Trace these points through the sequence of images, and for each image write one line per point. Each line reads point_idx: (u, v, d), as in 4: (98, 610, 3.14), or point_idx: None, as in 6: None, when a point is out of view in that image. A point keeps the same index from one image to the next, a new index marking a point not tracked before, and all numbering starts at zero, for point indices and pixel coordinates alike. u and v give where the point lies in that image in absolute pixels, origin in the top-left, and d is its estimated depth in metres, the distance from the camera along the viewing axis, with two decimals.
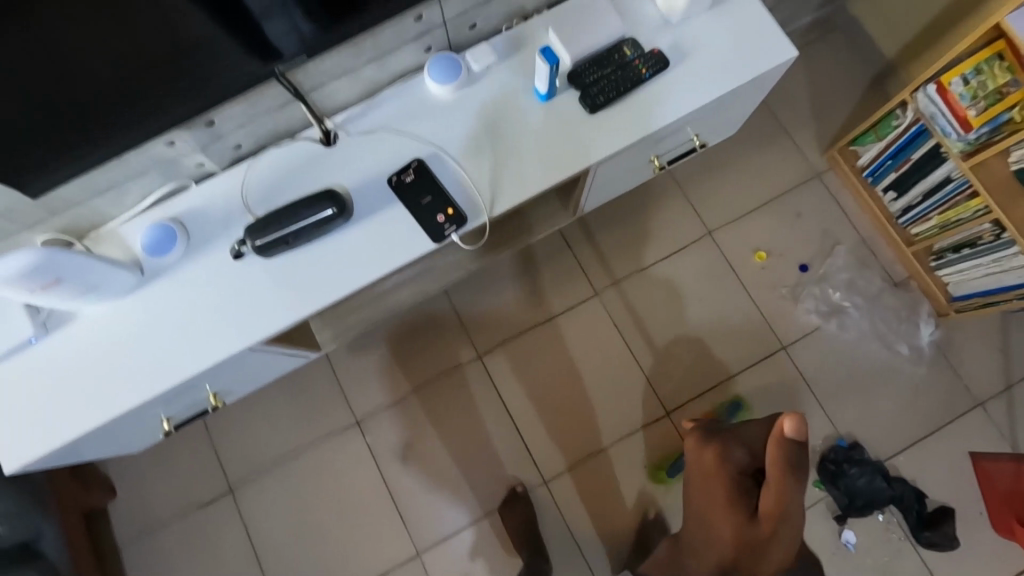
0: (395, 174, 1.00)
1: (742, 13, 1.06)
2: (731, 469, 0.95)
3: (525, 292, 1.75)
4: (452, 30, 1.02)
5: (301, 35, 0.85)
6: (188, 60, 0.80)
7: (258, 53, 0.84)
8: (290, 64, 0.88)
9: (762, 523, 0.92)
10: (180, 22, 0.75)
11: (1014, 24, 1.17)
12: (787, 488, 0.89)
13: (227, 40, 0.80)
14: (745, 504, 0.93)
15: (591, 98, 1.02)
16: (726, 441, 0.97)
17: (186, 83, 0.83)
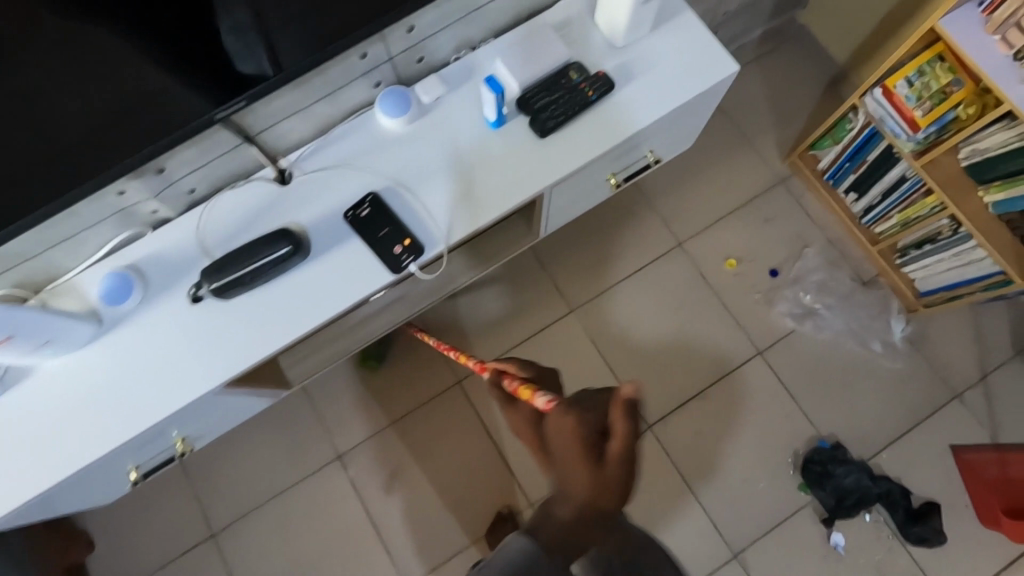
0: (351, 209, 1.00)
1: (683, 32, 1.09)
2: (583, 425, 0.76)
3: (497, 314, 1.76)
4: (400, 64, 1.03)
5: (255, 79, 0.86)
6: (142, 108, 0.81)
7: (214, 100, 0.85)
8: (229, 111, 0.86)
9: (610, 468, 0.74)
10: (130, 70, 0.76)
11: (948, 28, 1.18)
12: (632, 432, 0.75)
13: (182, 88, 0.81)
14: (592, 454, 0.75)
15: (542, 122, 1.03)
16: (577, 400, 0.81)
17: (143, 133, 0.83)
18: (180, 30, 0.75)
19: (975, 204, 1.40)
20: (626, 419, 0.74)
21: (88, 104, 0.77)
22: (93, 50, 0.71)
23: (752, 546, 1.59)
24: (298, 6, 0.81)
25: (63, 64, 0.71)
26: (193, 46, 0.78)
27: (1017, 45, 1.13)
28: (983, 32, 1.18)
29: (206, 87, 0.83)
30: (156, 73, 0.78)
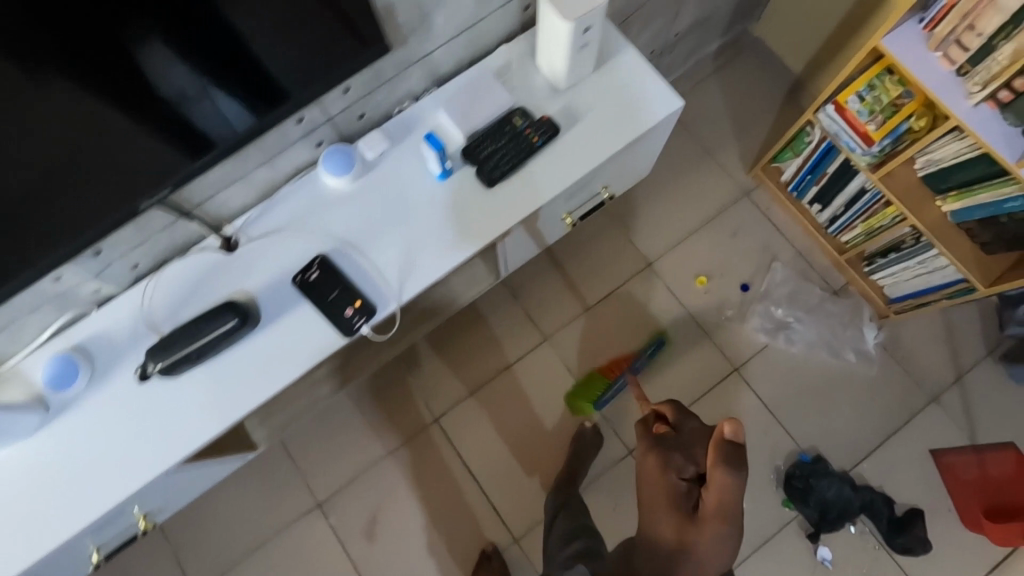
0: (299, 274, 0.99)
1: (625, 70, 1.08)
2: (671, 473, 0.97)
3: (472, 349, 1.76)
4: (341, 123, 1.02)
5: (226, 131, 0.86)
6: (116, 166, 0.81)
7: (186, 153, 0.85)
8: (153, 201, 0.86)
9: (704, 520, 0.93)
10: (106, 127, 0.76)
11: (890, 46, 1.18)
12: (728, 489, 0.92)
13: (157, 143, 0.82)
14: (684, 503, 0.96)
15: (488, 172, 1.02)
16: (682, 446, 1.00)
17: (120, 189, 0.84)
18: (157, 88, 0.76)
19: (934, 214, 1.40)
20: (723, 473, 0.92)
21: (55, 138, 0.73)
22: (62, 90, 0.69)
23: (739, 567, 1.59)
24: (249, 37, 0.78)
25: (43, 127, 0.70)
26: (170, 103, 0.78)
27: (959, 61, 1.14)
28: (925, 49, 1.18)
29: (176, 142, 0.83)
30: (132, 129, 0.78)
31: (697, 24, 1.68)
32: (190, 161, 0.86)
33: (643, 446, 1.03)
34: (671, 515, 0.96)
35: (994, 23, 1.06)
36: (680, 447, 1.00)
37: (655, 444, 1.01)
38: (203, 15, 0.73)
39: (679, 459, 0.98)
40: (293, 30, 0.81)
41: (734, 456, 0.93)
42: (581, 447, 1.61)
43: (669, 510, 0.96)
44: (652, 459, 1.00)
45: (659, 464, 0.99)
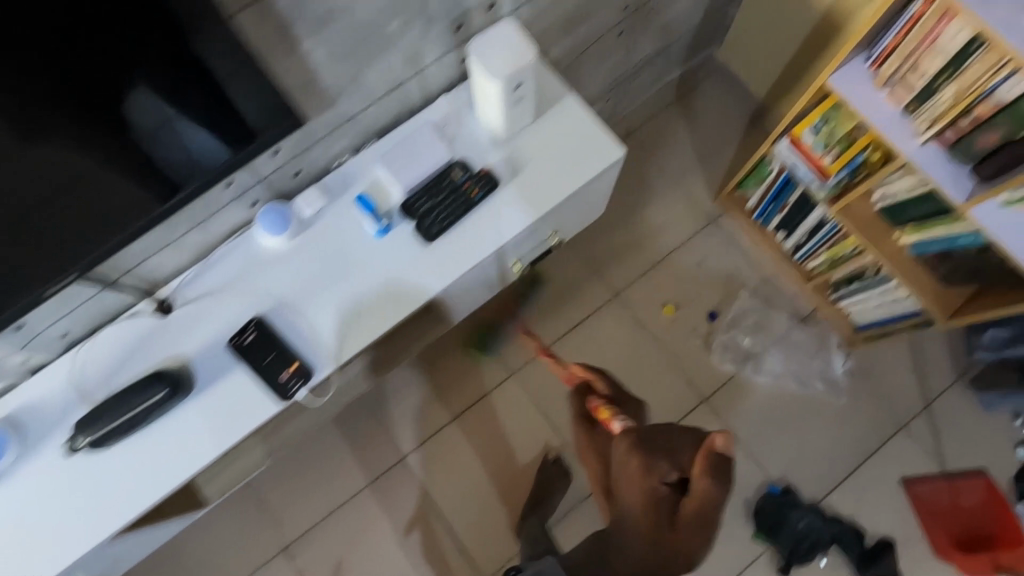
0: (233, 337, 0.97)
1: (566, 117, 1.07)
2: (652, 476, 0.87)
3: (439, 386, 1.77)
4: (276, 182, 1.00)
5: (194, 172, 0.83)
6: (80, 205, 0.78)
7: (154, 195, 0.83)
8: (59, 286, 0.84)
9: (682, 526, 0.87)
10: (67, 166, 0.73)
11: (837, 85, 1.17)
12: (711, 500, 0.84)
13: (124, 182, 0.79)
14: (663, 506, 0.88)
15: (427, 227, 1.01)
16: (666, 448, 0.89)
17: (86, 230, 0.81)
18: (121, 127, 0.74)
19: (893, 246, 1.39)
20: (708, 485, 0.84)
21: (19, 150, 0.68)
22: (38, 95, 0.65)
23: None
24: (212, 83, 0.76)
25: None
26: (135, 142, 0.76)
27: (905, 99, 1.12)
28: (872, 86, 1.17)
29: (145, 183, 0.81)
30: (96, 167, 0.76)
31: (656, 56, 1.69)
32: (158, 204, 0.84)
33: (627, 446, 0.90)
34: (648, 516, 0.88)
35: (936, 64, 1.04)
36: (664, 449, 0.89)
37: (638, 443, 0.89)
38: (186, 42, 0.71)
39: (664, 462, 0.88)
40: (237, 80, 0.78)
41: (721, 466, 0.85)
42: (550, 480, 1.63)
43: (650, 515, 0.88)
44: (635, 461, 0.88)
45: (642, 468, 0.87)
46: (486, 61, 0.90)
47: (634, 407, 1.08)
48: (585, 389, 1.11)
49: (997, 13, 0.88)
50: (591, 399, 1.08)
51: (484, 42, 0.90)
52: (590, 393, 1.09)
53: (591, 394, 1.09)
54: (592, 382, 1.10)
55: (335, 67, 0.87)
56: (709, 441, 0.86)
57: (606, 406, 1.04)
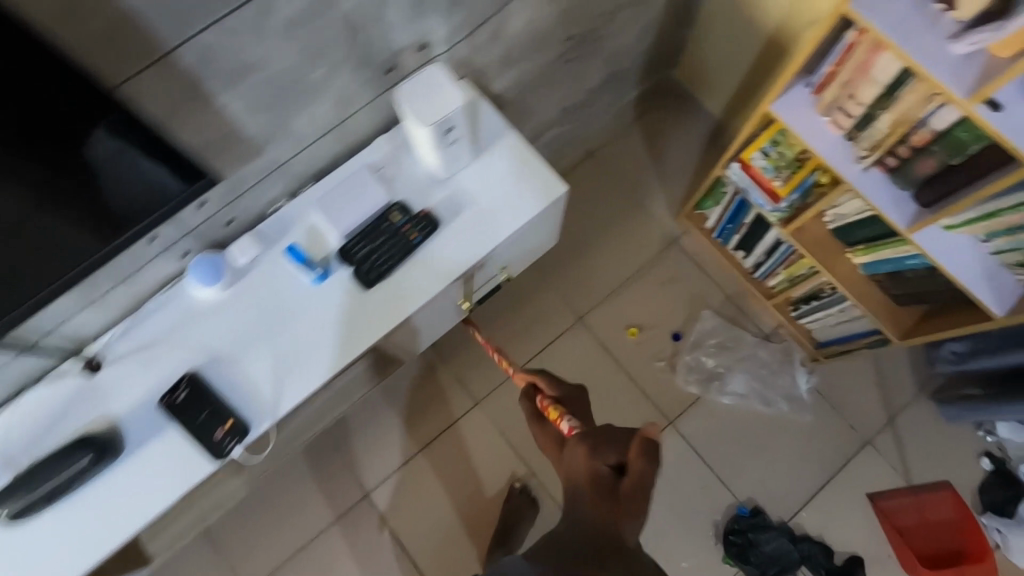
0: (166, 395, 0.94)
1: (509, 153, 1.06)
2: (596, 457, 0.87)
3: (402, 418, 1.73)
4: (207, 232, 0.97)
5: (146, 209, 0.78)
6: (16, 252, 0.70)
7: (99, 234, 0.77)
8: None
9: (620, 506, 0.83)
10: (0, 212, 0.65)
11: (780, 112, 1.17)
12: (647, 480, 0.83)
13: (65, 222, 0.72)
14: (604, 485, 0.85)
15: (365, 273, 0.99)
16: (609, 436, 0.90)
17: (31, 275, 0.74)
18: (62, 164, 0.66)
19: (846, 266, 1.39)
20: (642, 462, 0.84)
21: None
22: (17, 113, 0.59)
23: None
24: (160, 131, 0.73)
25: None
26: (79, 181, 0.69)
27: (846, 126, 1.12)
28: (815, 113, 1.17)
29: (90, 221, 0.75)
30: (34, 210, 0.68)
31: (609, 79, 1.68)
32: (104, 243, 0.78)
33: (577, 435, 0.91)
34: (588, 492, 0.85)
35: (872, 93, 1.03)
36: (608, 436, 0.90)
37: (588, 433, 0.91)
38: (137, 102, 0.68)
39: (605, 448, 0.88)
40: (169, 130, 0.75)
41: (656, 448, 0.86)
42: (518, 510, 1.61)
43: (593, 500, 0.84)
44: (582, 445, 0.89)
45: (588, 450, 0.88)
46: (414, 107, 0.90)
47: (583, 406, 1.06)
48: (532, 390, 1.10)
49: (922, 47, 0.88)
50: (535, 398, 1.07)
51: (411, 89, 0.90)
52: (536, 392, 1.08)
53: (537, 394, 1.08)
54: (536, 382, 1.09)
55: (257, 116, 0.84)
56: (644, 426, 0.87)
57: (553, 405, 1.02)
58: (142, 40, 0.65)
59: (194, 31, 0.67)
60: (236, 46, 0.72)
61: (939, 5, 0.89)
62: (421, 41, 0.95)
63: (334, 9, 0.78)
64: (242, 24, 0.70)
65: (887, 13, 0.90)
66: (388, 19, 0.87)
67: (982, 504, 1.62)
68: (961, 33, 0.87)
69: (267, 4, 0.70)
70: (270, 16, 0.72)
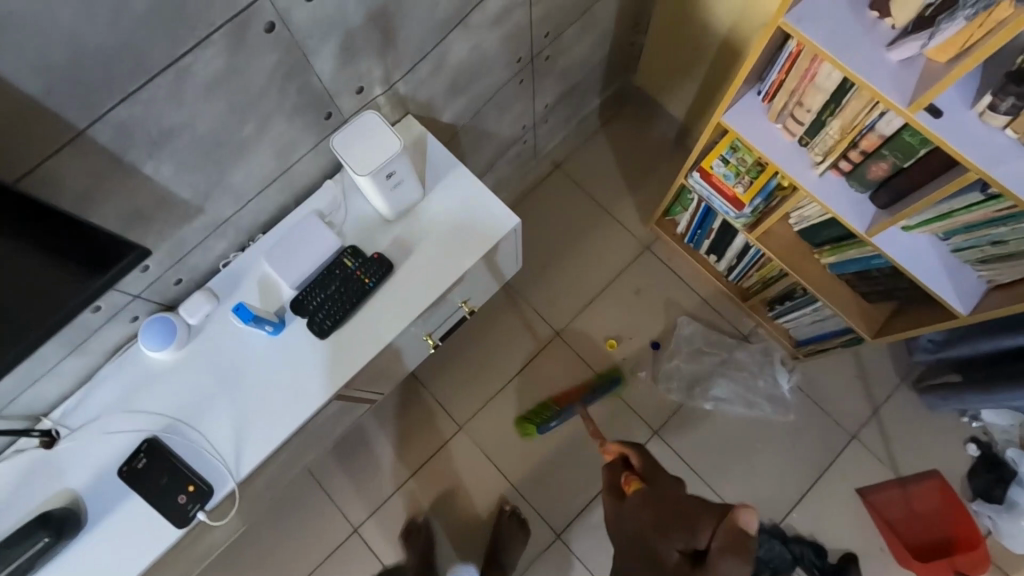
0: (125, 463, 0.92)
1: (460, 187, 1.05)
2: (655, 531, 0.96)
3: (386, 449, 1.72)
4: (156, 293, 0.96)
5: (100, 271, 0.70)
6: None
7: None
8: None
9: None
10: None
11: (732, 122, 1.16)
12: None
13: (27, 255, 0.66)
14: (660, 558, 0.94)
15: (319, 323, 0.97)
16: (684, 517, 0.95)
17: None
18: (12, 208, 0.63)
19: (814, 267, 1.39)
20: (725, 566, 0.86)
21: None
22: None
23: None
24: (82, 194, 0.71)
25: None
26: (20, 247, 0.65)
27: (797, 132, 1.12)
28: (767, 120, 1.16)
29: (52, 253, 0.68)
30: None
31: (567, 93, 1.67)
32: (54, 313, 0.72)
33: (643, 509, 1.00)
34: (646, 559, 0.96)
35: (818, 100, 1.02)
36: (685, 520, 0.95)
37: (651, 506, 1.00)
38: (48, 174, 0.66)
39: (681, 531, 0.94)
40: (94, 203, 0.73)
41: (743, 543, 0.87)
42: (507, 536, 1.59)
43: (653, 573, 0.94)
44: (648, 513, 0.99)
45: (654, 521, 0.98)
46: (350, 156, 0.88)
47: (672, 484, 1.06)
48: (620, 465, 1.14)
49: (858, 56, 0.87)
50: (620, 476, 1.12)
51: (350, 137, 0.89)
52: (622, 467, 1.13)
53: (624, 469, 1.13)
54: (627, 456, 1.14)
55: (190, 178, 0.82)
56: (735, 512, 0.90)
57: (634, 481, 1.06)
58: (51, 122, 0.63)
59: (108, 106, 0.66)
60: (156, 115, 0.71)
61: (874, 13, 0.88)
62: (356, 85, 0.94)
63: (257, 67, 0.77)
64: (159, 92, 0.68)
65: (822, 24, 0.89)
66: (318, 69, 0.86)
67: (972, 490, 1.61)
68: (896, 40, 0.86)
69: (184, 70, 0.69)
70: (189, 82, 0.70)
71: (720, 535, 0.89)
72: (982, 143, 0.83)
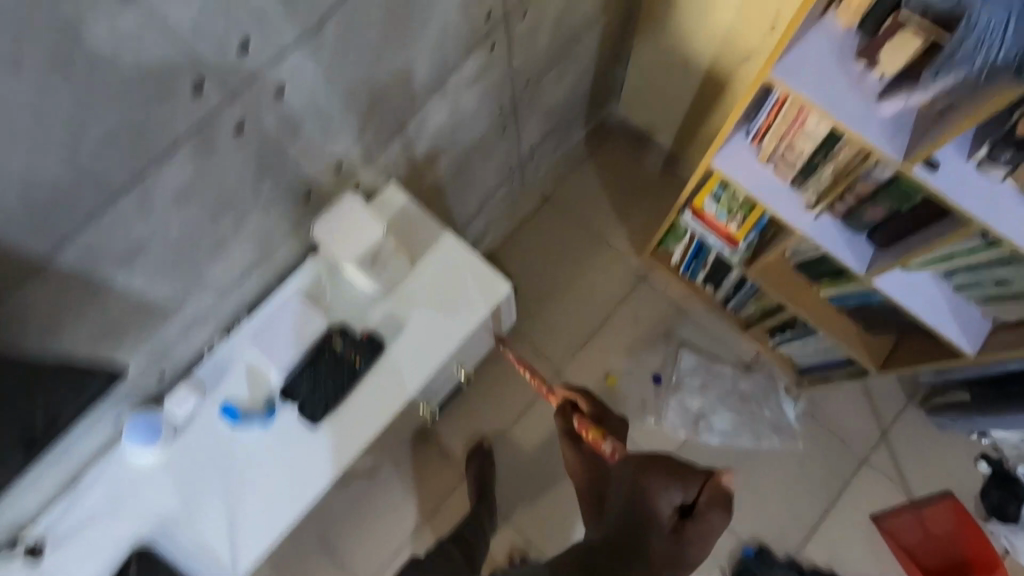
0: (116, 570, 0.90)
1: (448, 255, 1.02)
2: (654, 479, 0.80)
3: (390, 502, 1.67)
4: (138, 391, 0.92)
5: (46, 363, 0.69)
6: None
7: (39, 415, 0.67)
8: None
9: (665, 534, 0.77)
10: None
11: (723, 165, 1.13)
12: (712, 534, 0.78)
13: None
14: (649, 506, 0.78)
15: (310, 411, 0.94)
16: (671, 468, 0.81)
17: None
18: None
19: (813, 299, 1.36)
20: (712, 515, 0.77)
21: None
22: None
23: None
24: (52, 318, 0.68)
25: None
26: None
27: (789, 175, 1.09)
28: (758, 162, 1.13)
29: (28, 358, 0.67)
30: None
31: (551, 130, 1.65)
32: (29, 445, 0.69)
33: (631, 460, 0.84)
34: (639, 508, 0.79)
35: (809, 146, 1.00)
36: (673, 471, 0.80)
37: (648, 457, 0.83)
38: (12, 308, 0.63)
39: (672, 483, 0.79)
40: (66, 324, 0.70)
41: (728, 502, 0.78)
42: None
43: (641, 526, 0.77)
44: (649, 463, 0.81)
45: (657, 472, 0.80)
46: (331, 242, 0.92)
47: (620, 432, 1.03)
48: (570, 409, 1.07)
49: (847, 110, 0.85)
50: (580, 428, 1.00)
51: (329, 225, 0.92)
52: (574, 412, 1.04)
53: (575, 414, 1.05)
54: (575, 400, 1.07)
55: (166, 281, 0.79)
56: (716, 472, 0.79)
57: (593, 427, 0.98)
58: (15, 259, 0.59)
59: (71, 233, 0.62)
60: (126, 231, 0.68)
61: (861, 64, 0.86)
62: (335, 163, 0.91)
63: (229, 166, 0.74)
64: (127, 210, 0.65)
65: (809, 77, 0.86)
66: (293, 154, 0.82)
67: (985, 509, 1.59)
68: (886, 92, 0.84)
69: (151, 185, 0.66)
70: (158, 194, 0.67)
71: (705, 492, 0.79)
72: (981, 193, 0.81)
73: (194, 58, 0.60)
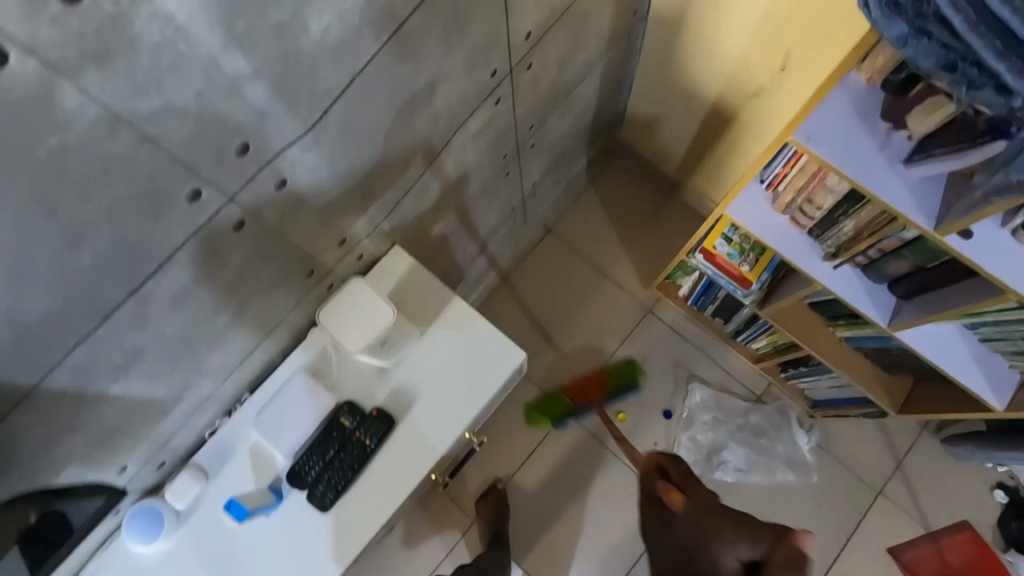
0: None
1: (458, 324, 0.97)
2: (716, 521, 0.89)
3: (398, 549, 1.63)
4: (138, 481, 0.88)
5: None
6: None
7: None
8: None
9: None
10: None
11: (740, 215, 1.09)
12: None
13: None
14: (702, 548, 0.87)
15: (319, 497, 0.89)
16: (743, 521, 0.88)
17: None
18: None
19: (830, 340, 1.33)
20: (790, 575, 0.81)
21: None
22: None
23: None
24: (42, 437, 0.63)
25: None
26: None
27: (807, 225, 1.06)
28: (773, 211, 1.10)
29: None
30: None
31: (554, 164, 1.61)
32: None
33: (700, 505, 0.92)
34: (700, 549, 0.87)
35: (828, 201, 0.96)
36: (746, 524, 0.87)
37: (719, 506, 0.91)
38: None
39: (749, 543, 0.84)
40: (58, 439, 0.66)
41: (803, 563, 0.82)
42: None
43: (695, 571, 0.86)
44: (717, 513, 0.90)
45: (729, 523, 0.88)
46: (338, 332, 0.86)
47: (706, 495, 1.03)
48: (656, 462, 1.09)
49: (873, 174, 0.82)
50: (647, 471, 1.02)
51: (337, 313, 0.87)
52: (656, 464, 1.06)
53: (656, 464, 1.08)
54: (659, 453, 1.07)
55: (163, 380, 0.74)
56: (793, 532, 0.84)
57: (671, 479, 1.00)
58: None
59: (59, 356, 0.57)
60: (120, 343, 0.63)
61: (887, 124, 0.82)
62: (339, 237, 0.87)
63: (227, 261, 0.69)
64: (121, 323, 0.61)
65: (834, 140, 0.82)
66: (296, 237, 0.78)
67: (1003, 540, 1.57)
68: (913, 156, 0.80)
69: (145, 295, 0.61)
70: (152, 302, 0.63)
71: (777, 555, 0.83)
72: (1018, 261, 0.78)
73: (189, 169, 0.55)
